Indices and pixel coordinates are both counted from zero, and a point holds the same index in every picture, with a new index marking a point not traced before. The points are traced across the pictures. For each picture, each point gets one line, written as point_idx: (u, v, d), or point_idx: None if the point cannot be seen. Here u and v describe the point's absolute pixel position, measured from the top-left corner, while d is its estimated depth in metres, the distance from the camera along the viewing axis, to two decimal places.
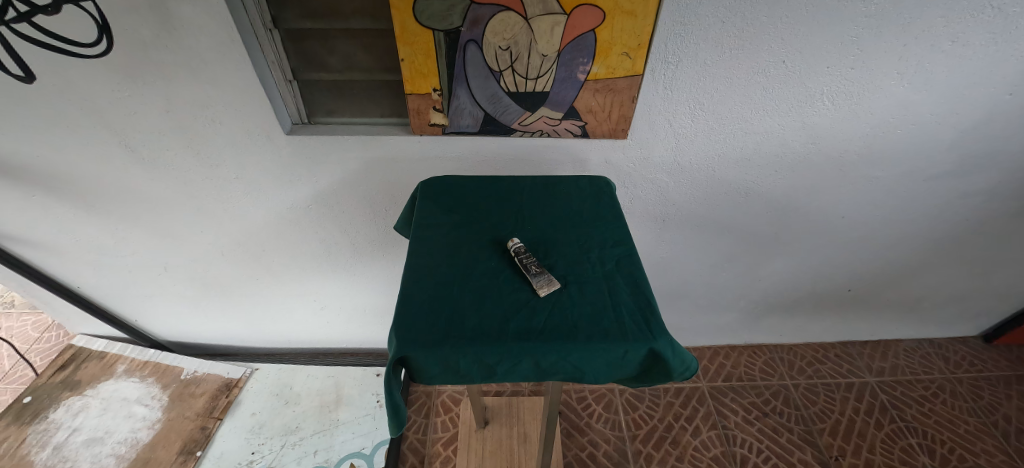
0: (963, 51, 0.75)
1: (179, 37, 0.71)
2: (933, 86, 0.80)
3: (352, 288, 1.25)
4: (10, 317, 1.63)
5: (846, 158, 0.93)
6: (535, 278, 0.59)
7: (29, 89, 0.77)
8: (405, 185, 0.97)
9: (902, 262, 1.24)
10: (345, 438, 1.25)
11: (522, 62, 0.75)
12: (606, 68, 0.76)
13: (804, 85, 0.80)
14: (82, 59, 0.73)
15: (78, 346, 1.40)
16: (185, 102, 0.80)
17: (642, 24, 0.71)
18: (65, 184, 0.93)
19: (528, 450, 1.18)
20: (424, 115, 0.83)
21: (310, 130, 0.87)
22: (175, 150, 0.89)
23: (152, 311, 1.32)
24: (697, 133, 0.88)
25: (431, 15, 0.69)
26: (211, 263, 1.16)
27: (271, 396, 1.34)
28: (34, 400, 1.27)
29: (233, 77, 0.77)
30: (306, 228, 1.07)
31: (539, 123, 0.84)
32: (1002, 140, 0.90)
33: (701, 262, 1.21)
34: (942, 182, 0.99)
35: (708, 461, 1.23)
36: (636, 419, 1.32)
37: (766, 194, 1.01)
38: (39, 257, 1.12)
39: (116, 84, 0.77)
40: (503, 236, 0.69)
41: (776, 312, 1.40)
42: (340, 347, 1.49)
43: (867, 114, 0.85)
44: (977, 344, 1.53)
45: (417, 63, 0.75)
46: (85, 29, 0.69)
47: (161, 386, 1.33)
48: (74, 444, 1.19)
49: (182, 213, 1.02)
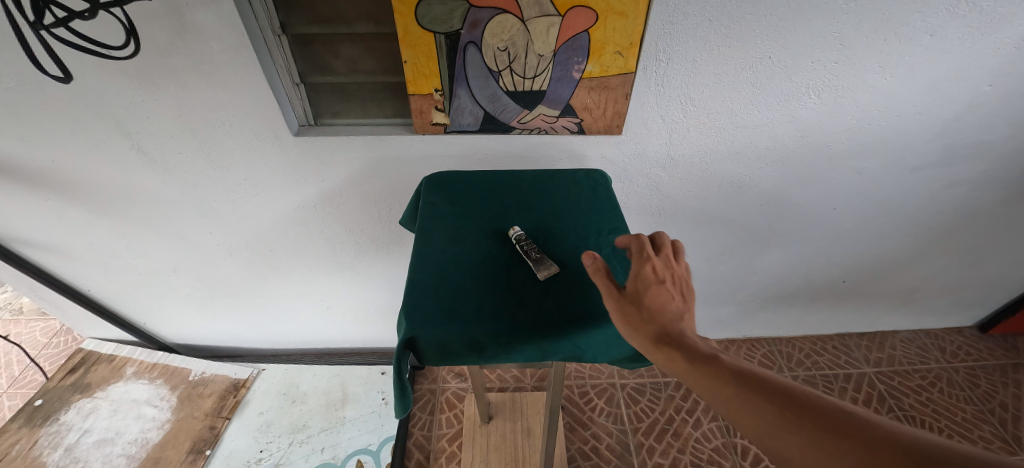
0: (942, 44, 0.78)
1: (193, 42, 0.75)
2: (914, 78, 0.83)
3: (357, 286, 1.27)
4: (19, 323, 1.65)
5: (834, 150, 0.96)
6: (548, 267, 0.61)
7: (45, 94, 0.80)
8: (409, 184, 1.00)
9: (894, 253, 1.27)
10: (352, 435, 1.28)
11: (520, 62, 0.78)
12: (600, 67, 0.80)
13: (791, 79, 0.83)
14: (100, 64, 0.77)
15: (88, 350, 1.43)
16: (197, 104, 0.84)
17: (633, 24, 0.74)
18: (81, 188, 0.97)
19: (533, 444, 1.21)
20: (426, 115, 0.86)
21: (316, 131, 0.91)
22: (187, 154, 0.92)
23: (161, 314, 1.35)
24: (689, 127, 0.91)
25: (431, 19, 0.72)
26: (217, 263, 1.18)
27: (279, 395, 1.36)
28: (44, 402, 1.29)
29: (244, 81, 0.80)
30: (313, 228, 1.10)
31: (536, 120, 0.88)
32: (985, 130, 0.93)
33: (698, 256, 1.24)
34: (928, 172, 1.03)
35: (709, 452, 1.25)
36: (638, 413, 1.34)
37: (760, 187, 1.04)
38: (52, 261, 1.15)
39: (131, 89, 0.81)
40: (504, 225, 0.72)
41: (773, 304, 1.43)
42: (345, 347, 1.51)
43: (854, 106, 0.88)
44: (972, 334, 1.55)
45: (419, 65, 0.78)
46: (105, 34, 0.73)
47: (170, 387, 1.35)
48: (86, 444, 1.22)
49: (191, 215, 1.05)
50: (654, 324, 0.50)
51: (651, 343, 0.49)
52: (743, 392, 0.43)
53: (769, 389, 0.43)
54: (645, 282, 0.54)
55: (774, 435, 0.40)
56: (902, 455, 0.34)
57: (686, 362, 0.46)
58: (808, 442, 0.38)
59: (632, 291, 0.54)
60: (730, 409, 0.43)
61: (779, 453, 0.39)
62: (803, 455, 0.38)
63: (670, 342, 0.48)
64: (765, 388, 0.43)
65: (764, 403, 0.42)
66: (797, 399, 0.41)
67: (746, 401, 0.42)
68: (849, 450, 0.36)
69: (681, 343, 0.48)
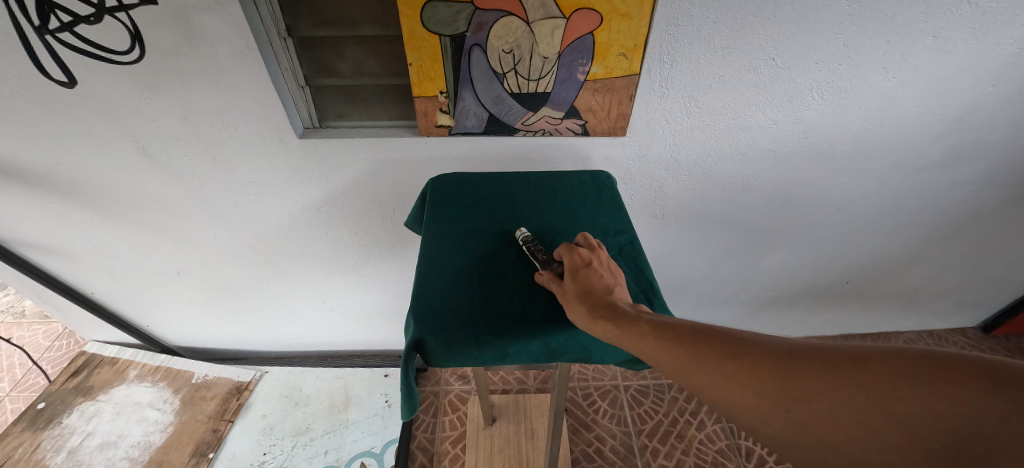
0: (946, 45, 0.79)
1: (198, 45, 0.75)
2: (918, 79, 0.83)
3: (361, 288, 1.27)
4: (21, 326, 1.65)
5: (838, 151, 0.97)
6: (556, 269, 0.59)
7: (51, 97, 0.80)
8: (413, 186, 1.00)
9: (898, 253, 1.26)
10: (355, 437, 1.28)
11: (524, 64, 0.78)
12: (604, 69, 0.80)
13: (795, 80, 0.84)
14: (106, 67, 0.77)
15: (90, 353, 1.42)
16: (202, 108, 0.84)
17: (638, 26, 0.75)
18: (85, 191, 0.97)
19: (537, 446, 1.21)
20: (431, 117, 0.86)
21: (321, 133, 0.91)
22: (191, 157, 0.92)
23: (164, 317, 1.35)
24: (692, 129, 0.91)
25: (437, 21, 0.73)
26: (221, 266, 1.18)
27: (282, 398, 1.36)
28: (47, 406, 1.29)
29: (250, 84, 0.81)
30: (317, 230, 1.10)
31: (541, 122, 0.88)
32: (989, 130, 0.93)
33: (701, 257, 1.24)
34: (931, 173, 1.03)
35: (714, 454, 1.25)
36: (642, 415, 1.34)
37: (763, 188, 1.05)
38: (55, 263, 1.15)
39: (137, 92, 0.81)
40: (511, 226, 0.72)
41: (776, 305, 1.43)
42: (348, 350, 1.51)
43: (857, 107, 0.88)
44: (975, 334, 1.55)
45: (425, 67, 0.79)
46: (111, 39, 0.73)
47: (173, 390, 1.35)
48: (88, 448, 1.22)
49: (195, 217, 1.05)
50: (588, 301, 0.52)
51: (590, 320, 0.50)
52: (663, 339, 0.44)
53: (678, 331, 0.44)
54: (575, 272, 0.56)
55: (690, 374, 0.42)
56: (785, 358, 0.37)
57: (618, 328, 0.47)
58: (716, 371, 0.40)
59: (570, 282, 0.56)
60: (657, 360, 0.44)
61: (697, 389, 0.41)
62: (715, 386, 0.40)
63: (604, 315, 0.50)
64: (676, 330, 0.45)
65: (677, 344, 0.43)
66: (707, 333, 0.43)
67: (664, 348, 0.44)
68: (747, 367, 0.39)
69: (612, 309, 0.50)
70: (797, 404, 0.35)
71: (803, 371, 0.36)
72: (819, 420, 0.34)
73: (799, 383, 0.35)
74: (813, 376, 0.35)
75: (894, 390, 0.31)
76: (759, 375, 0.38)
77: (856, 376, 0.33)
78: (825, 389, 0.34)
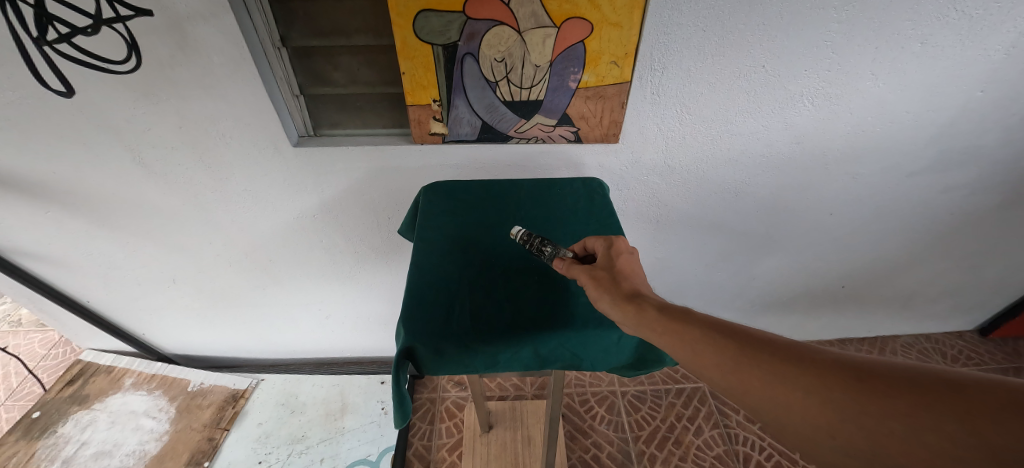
0: (933, 51, 0.79)
1: (193, 55, 0.76)
2: (906, 85, 0.84)
3: (356, 295, 1.27)
4: (18, 335, 1.65)
5: (830, 157, 0.97)
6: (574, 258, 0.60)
7: (45, 107, 0.81)
8: (407, 193, 1.01)
9: (893, 257, 1.27)
10: (351, 445, 1.27)
11: (516, 73, 0.79)
12: (596, 77, 0.81)
13: (785, 87, 0.84)
14: (101, 77, 0.77)
15: (86, 361, 1.42)
16: (197, 117, 0.84)
17: (628, 34, 0.75)
18: (81, 200, 0.97)
19: (533, 452, 1.21)
20: (424, 125, 0.87)
21: (315, 142, 0.91)
22: (187, 166, 0.93)
23: (160, 324, 1.34)
24: (685, 135, 0.92)
25: (429, 31, 0.74)
26: (217, 274, 1.18)
27: (277, 406, 1.35)
28: (43, 415, 1.28)
29: (244, 93, 0.81)
30: (312, 238, 1.10)
31: (534, 129, 0.88)
32: (980, 135, 0.94)
33: (696, 262, 1.25)
34: (923, 178, 1.03)
35: (711, 460, 1.25)
36: (639, 420, 1.34)
37: (756, 194, 1.05)
38: (51, 272, 1.15)
39: (133, 102, 0.81)
40: (503, 233, 0.72)
41: (773, 309, 1.43)
42: (344, 357, 1.50)
43: (848, 113, 0.89)
44: (972, 338, 1.56)
45: (418, 76, 0.79)
46: (107, 50, 0.74)
47: (168, 399, 1.35)
48: (83, 457, 1.21)
49: (191, 225, 1.05)
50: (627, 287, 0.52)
51: (622, 304, 0.50)
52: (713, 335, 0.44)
53: (730, 332, 0.44)
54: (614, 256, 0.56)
55: (735, 373, 0.41)
56: (851, 373, 0.37)
57: (655, 316, 0.47)
58: (770, 373, 0.39)
59: (603, 263, 0.56)
60: (699, 354, 0.44)
61: (742, 389, 0.41)
62: (766, 386, 0.39)
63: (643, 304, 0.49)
64: (726, 331, 0.44)
65: (726, 343, 0.43)
66: (763, 339, 0.43)
67: (710, 342, 0.44)
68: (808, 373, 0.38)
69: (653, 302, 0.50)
70: (864, 419, 0.34)
71: (859, 384, 0.36)
72: (891, 438, 0.33)
73: (871, 399, 0.34)
74: (888, 394, 0.34)
75: (988, 421, 0.29)
76: (821, 382, 0.37)
77: (941, 402, 0.32)
78: (900, 407, 0.33)
